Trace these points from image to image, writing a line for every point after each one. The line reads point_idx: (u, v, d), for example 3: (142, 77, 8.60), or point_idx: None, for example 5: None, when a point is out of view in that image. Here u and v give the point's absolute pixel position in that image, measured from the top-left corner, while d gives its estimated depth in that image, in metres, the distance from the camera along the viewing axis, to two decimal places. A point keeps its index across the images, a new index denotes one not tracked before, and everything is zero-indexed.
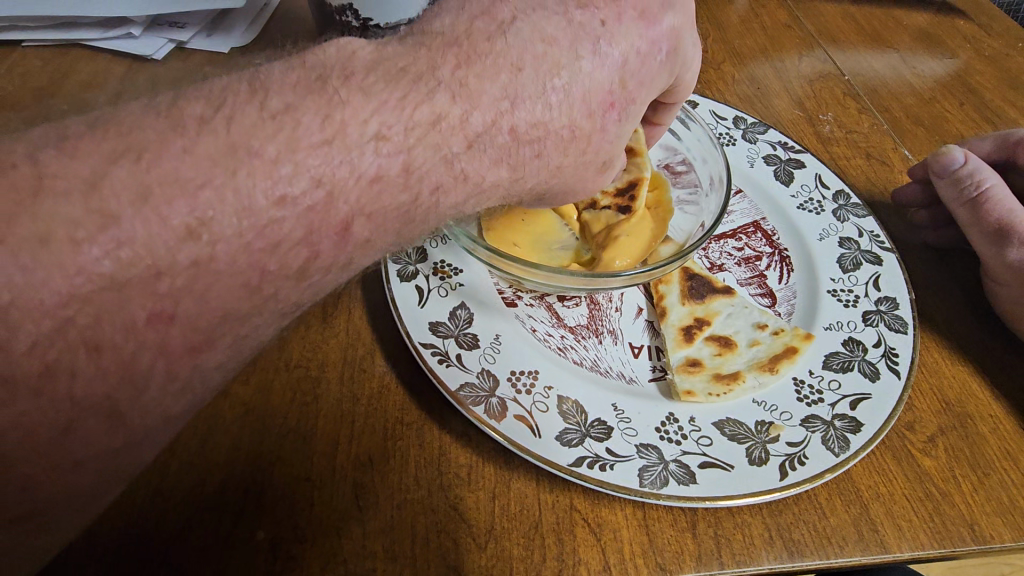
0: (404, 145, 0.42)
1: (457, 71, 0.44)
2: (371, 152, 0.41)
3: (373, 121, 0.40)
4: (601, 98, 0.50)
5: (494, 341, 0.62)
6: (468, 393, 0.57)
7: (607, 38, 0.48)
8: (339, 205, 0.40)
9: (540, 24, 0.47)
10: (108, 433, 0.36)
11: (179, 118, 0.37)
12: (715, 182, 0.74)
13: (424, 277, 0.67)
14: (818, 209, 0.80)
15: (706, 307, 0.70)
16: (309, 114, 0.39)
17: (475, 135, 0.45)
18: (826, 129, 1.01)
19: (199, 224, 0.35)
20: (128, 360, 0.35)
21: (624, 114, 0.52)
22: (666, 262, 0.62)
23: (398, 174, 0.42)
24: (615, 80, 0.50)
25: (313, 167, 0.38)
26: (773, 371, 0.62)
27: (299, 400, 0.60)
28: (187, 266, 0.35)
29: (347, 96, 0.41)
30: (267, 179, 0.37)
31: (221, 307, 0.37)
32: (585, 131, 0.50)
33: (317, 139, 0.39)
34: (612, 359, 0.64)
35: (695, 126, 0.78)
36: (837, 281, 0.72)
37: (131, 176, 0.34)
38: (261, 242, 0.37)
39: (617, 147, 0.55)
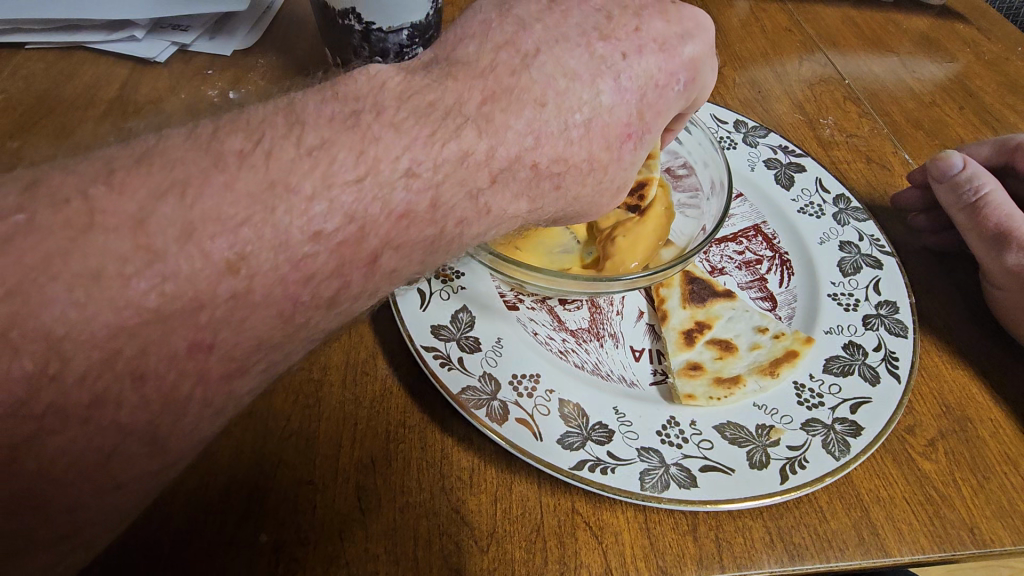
0: (433, 181, 0.43)
1: (484, 106, 0.46)
2: (402, 187, 0.41)
3: (404, 158, 0.41)
4: (619, 130, 0.51)
5: (496, 345, 0.62)
6: (470, 396, 0.57)
7: (626, 72, 0.50)
8: (369, 239, 0.40)
9: (563, 57, 0.49)
10: (150, 459, 0.36)
11: (220, 153, 0.37)
12: (715, 186, 0.74)
13: (426, 280, 0.67)
14: (818, 213, 0.80)
15: (706, 310, 0.71)
16: (344, 150, 0.40)
17: (498, 171, 0.46)
18: (826, 133, 1.01)
19: (239, 258, 0.36)
20: (170, 389, 0.35)
21: (640, 143, 0.53)
22: (666, 266, 0.62)
23: (426, 210, 0.42)
24: (633, 113, 0.51)
25: (347, 204, 0.39)
26: (773, 374, 0.63)
27: (301, 405, 0.60)
28: (228, 298, 0.36)
29: (374, 120, 0.42)
30: (303, 216, 0.38)
31: (256, 336, 0.37)
32: (603, 161, 0.52)
33: (351, 175, 0.39)
34: (613, 363, 0.65)
35: (696, 131, 0.79)
36: (837, 285, 0.72)
37: (177, 212, 0.35)
38: (297, 274, 0.38)
39: (635, 170, 0.55)
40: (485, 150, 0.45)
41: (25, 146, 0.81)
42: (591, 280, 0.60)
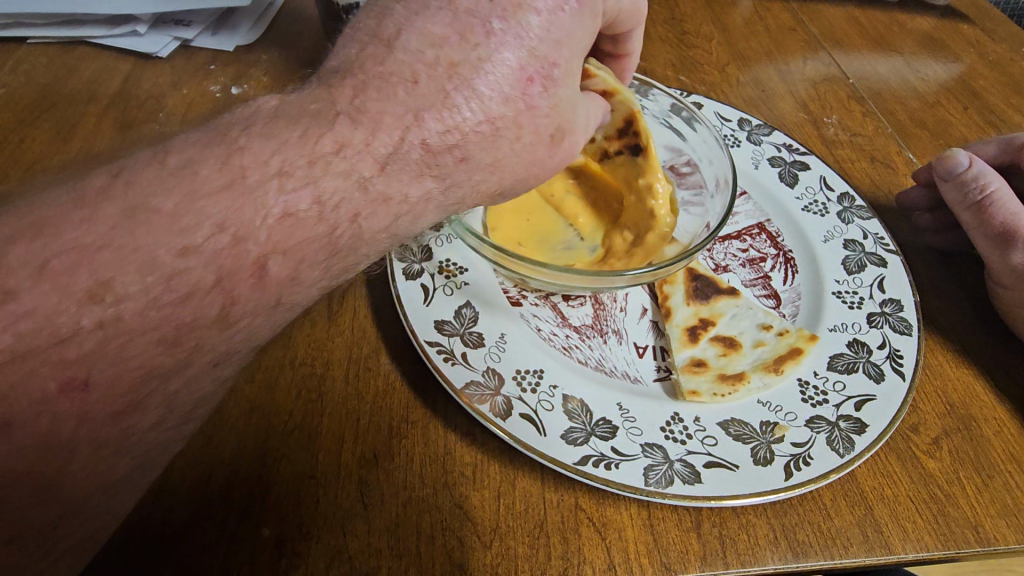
0: (310, 177, 0.41)
1: (355, 99, 0.43)
2: (275, 190, 0.40)
3: (273, 160, 0.41)
4: (515, 78, 0.46)
5: (500, 340, 0.62)
6: (474, 391, 0.57)
7: (498, 14, 0.45)
8: (247, 246, 0.40)
9: (427, 27, 0.44)
10: (40, 504, 0.38)
11: (82, 192, 0.39)
12: (720, 183, 0.74)
13: (430, 275, 0.67)
14: (822, 211, 0.80)
15: (710, 307, 0.70)
16: (208, 165, 0.40)
17: (385, 157, 0.43)
18: (830, 131, 1.01)
19: (101, 287, 0.37)
20: (48, 430, 0.37)
21: (548, 81, 0.48)
22: (672, 262, 0.62)
23: (309, 208, 0.41)
24: (522, 55, 0.46)
25: (214, 214, 0.39)
26: (778, 372, 0.62)
27: (303, 398, 0.60)
28: (93, 329, 0.37)
29: (252, 128, 0.42)
30: (168, 233, 0.38)
31: (141, 365, 0.38)
32: (510, 116, 0.47)
33: (216, 185, 0.40)
34: (617, 359, 0.64)
35: (701, 128, 0.78)
36: (841, 283, 0.72)
37: (29, 253, 0.36)
38: (170, 296, 0.38)
39: (560, 112, 0.50)
40: (362, 138, 0.43)
41: (27, 139, 0.81)
42: (595, 275, 0.60)
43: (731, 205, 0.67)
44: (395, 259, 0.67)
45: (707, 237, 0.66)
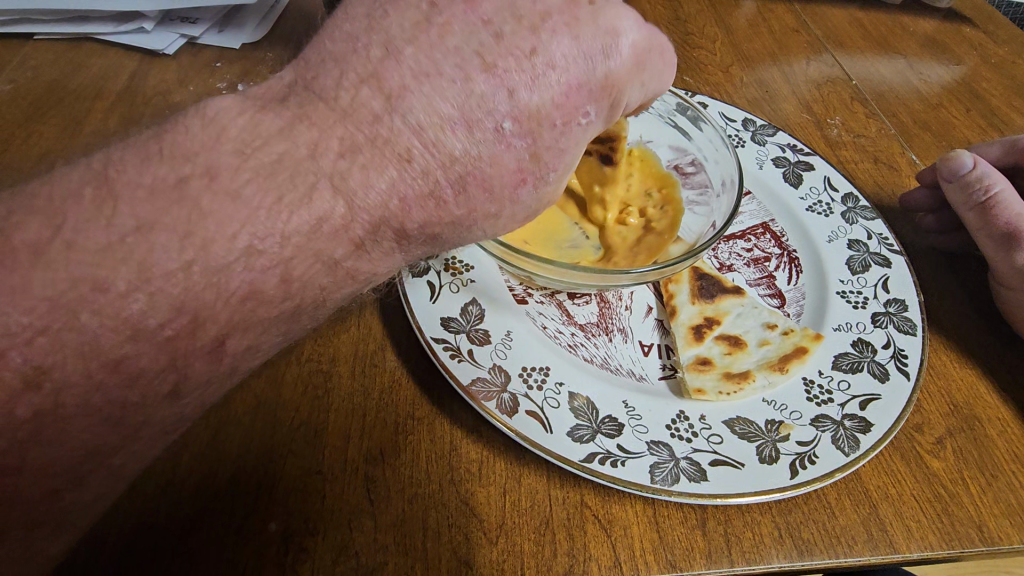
0: (280, 258, 0.39)
1: (341, 161, 0.39)
2: (241, 268, 0.38)
3: (242, 235, 0.37)
4: (511, 179, 0.45)
5: (506, 337, 0.62)
6: (480, 388, 0.57)
7: (512, 115, 0.42)
8: (206, 327, 0.38)
9: (434, 98, 0.40)
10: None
11: (10, 248, 0.35)
12: (726, 182, 0.74)
13: (436, 272, 0.67)
14: (827, 211, 0.80)
15: (715, 306, 0.71)
16: (164, 234, 0.36)
17: (361, 239, 0.41)
18: (833, 132, 1.01)
19: (40, 372, 0.35)
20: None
21: (540, 182, 0.47)
22: (677, 261, 0.62)
23: (275, 288, 0.39)
24: (525, 157, 0.45)
25: (172, 295, 0.36)
26: (783, 370, 0.62)
27: (310, 395, 0.60)
28: (29, 418, 0.35)
29: (217, 183, 0.38)
30: (116, 315, 0.36)
31: (84, 446, 0.37)
32: (488, 212, 0.46)
33: (174, 262, 0.36)
34: (623, 357, 0.65)
35: (707, 127, 0.79)
36: (845, 283, 0.72)
37: None
38: (117, 379, 0.36)
39: (545, 200, 0.49)
40: (342, 215, 0.40)
41: (33, 136, 0.81)
42: (602, 271, 0.60)
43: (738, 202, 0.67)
44: None
45: (713, 235, 0.66)
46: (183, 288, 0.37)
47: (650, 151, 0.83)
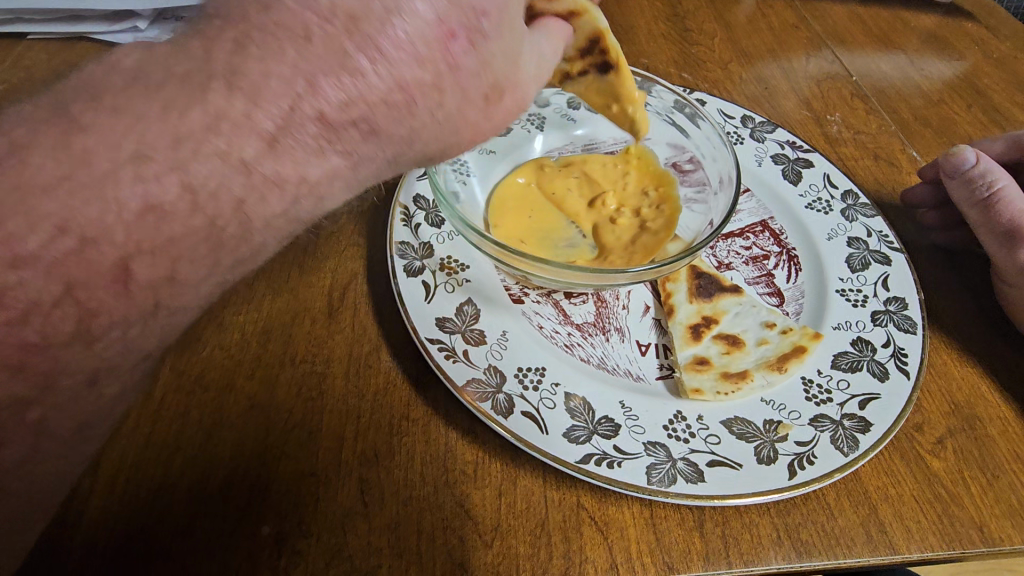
0: (178, 161, 0.37)
1: (232, 57, 0.37)
2: (133, 180, 0.36)
3: (129, 143, 0.36)
4: (436, 36, 0.40)
5: (502, 337, 0.62)
6: (475, 388, 0.57)
7: None
8: (105, 248, 0.36)
9: None
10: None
11: None
12: (724, 179, 0.73)
13: (431, 272, 0.67)
14: (826, 209, 0.80)
15: (713, 305, 0.69)
16: (43, 155, 0.36)
17: (271, 133, 0.38)
18: (834, 129, 1.00)
19: None
20: None
21: (478, 38, 0.43)
22: (674, 259, 0.61)
23: (181, 200, 0.37)
24: (440, 3, 0.40)
25: (55, 213, 0.35)
26: (782, 370, 0.61)
27: (304, 395, 0.60)
28: None
29: (98, 102, 0.37)
30: None
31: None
32: (433, 80, 0.42)
33: (57, 178, 0.35)
34: (619, 357, 0.64)
35: (705, 125, 0.78)
36: (845, 281, 0.72)
37: None
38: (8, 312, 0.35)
39: (496, 68, 0.45)
40: (241, 108, 0.37)
41: None
42: (597, 271, 0.59)
43: (736, 198, 0.66)
44: (396, 256, 0.67)
45: (710, 234, 0.65)
46: (67, 205, 0.35)
47: (647, 149, 0.82)
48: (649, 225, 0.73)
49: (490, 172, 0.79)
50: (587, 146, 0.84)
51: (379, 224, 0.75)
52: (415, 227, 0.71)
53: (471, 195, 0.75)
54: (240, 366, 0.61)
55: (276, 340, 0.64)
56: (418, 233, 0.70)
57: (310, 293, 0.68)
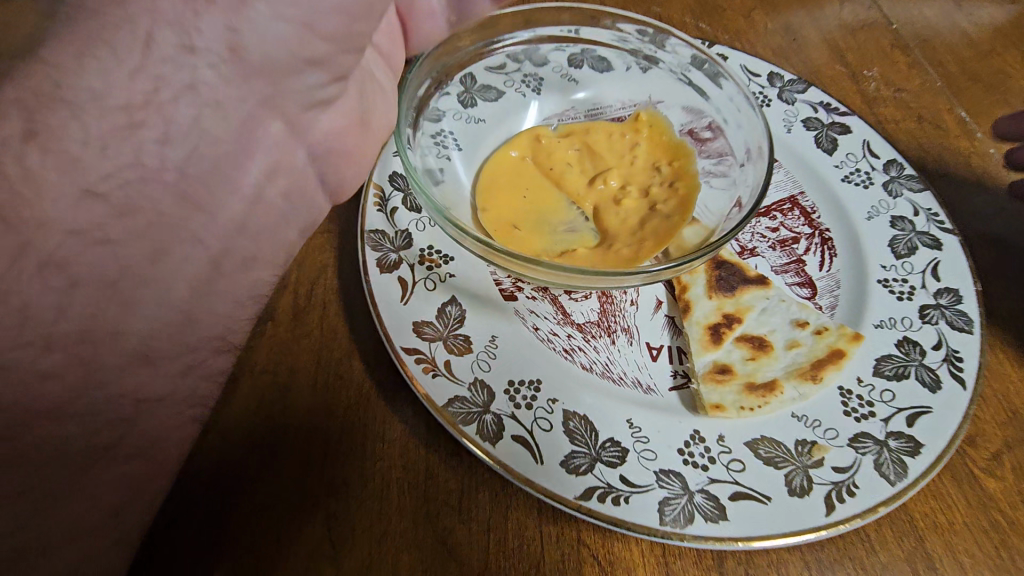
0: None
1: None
2: None
3: None
4: None
5: (490, 345, 0.53)
6: (458, 409, 0.49)
7: None
8: None
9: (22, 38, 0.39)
10: None
11: None
12: (754, 150, 0.62)
13: (409, 266, 0.57)
14: (866, 182, 0.69)
15: (736, 300, 0.59)
16: None
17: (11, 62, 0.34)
18: (870, 86, 0.88)
19: None
20: None
21: None
22: (691, 257, 0.49)
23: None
24: None
25: None
26: (816, 380, 0.53)
27: (266, 409, 0.52)
28: None
29: None
30: None
31: None
32: None
33: None
34: (627, 364, 0.55)
35: (728, 84, 0.67)
36: (888, 270, 0.62)
37: None
38: None
39: None
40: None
41: None
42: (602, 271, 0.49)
43: (770, 173, 0.55)
44: (368, 248, 0.58)
45: (734, 221, 0.55)
46: None
47: (660, 116, 0.71)
48: (663, 206, 0.62)
49: (477, 146, 0.68)
50: (590, 111, 0.73)
51: (352, 208, 0.65)
52: (390, 212, 0.61)
53: (454, 173, 0.65)
54: None
55: None
56: (394, 219, 0.61)
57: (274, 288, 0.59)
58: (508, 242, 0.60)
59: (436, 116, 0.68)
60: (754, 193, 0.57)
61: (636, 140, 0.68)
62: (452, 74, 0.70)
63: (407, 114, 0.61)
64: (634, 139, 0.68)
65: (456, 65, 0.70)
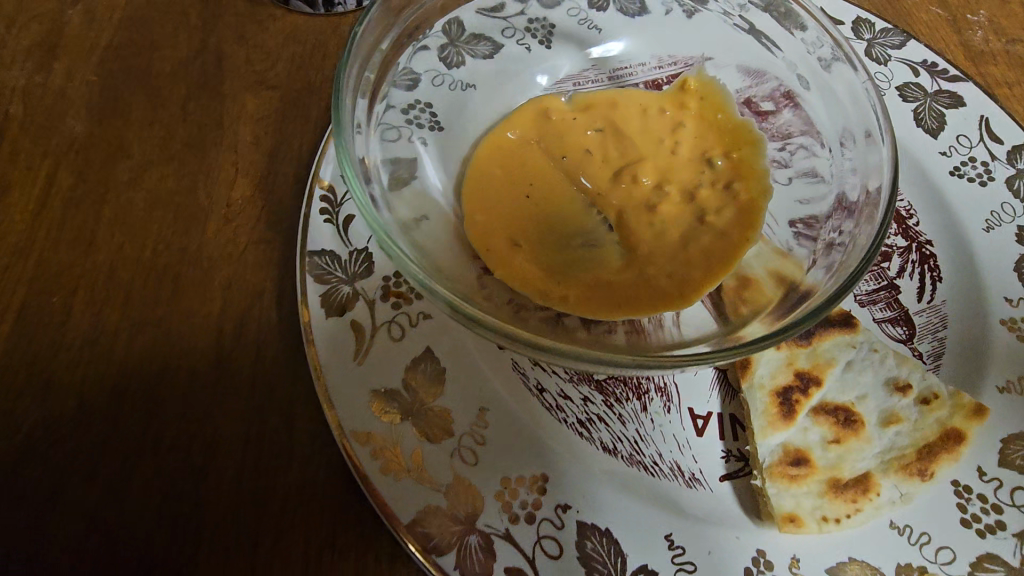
0: None
1: None
2: None
3: None
4: None
5: (478, 422, 0.39)
6: (433, 526, 0.35)
7: None
8: None
9: None
10: None
11: None
12: (852, 131, 0.45)
13: (368, 303, 0.42)
14: (984, 177, 0.51)
15: (813, 351, 0.43)
16: None
17: None
18: (978, 36, 0.68)
19: None
20: None
21: None
22: (765, 339, 0.32)
23: None
24: None
25: None
26: (925, 476, 0.39)
27: (174, 507, 0.39)
28: None
29: None
30: None
31: None
32: None
33: None
34: (664, 440, 0.41)
35: (812, 31, 0.48)
36: (1015, 306, 0.46)
37: None
38: None
39: None
40: None
41: None
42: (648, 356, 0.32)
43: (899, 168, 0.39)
44: (311, 278, 0.42)
45: (849, 252, 0.39)
46: None
47: (712, 82, 0.52)
48: (721, 214, 0.45)
49: (464, 124, 0.50)
50: (616, 72, 0.55)
51: (297, 209, 0.49)
52: (344, 222, 0.45)
53: (431, 164, 0.47)
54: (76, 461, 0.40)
55: (133, 409, 0.41)
56: (347, 233, 0.44)
57: (188, 327, 0.44)
58: (504, 269, 0.43)
59: (407, 81, 0.49)
60: (872, 196, 0.41)
61: (681, 117, 0.50)
62: (429, 22, 0.51)
63: (360, 81, 0.42)
64: (678, 116, 0.50)
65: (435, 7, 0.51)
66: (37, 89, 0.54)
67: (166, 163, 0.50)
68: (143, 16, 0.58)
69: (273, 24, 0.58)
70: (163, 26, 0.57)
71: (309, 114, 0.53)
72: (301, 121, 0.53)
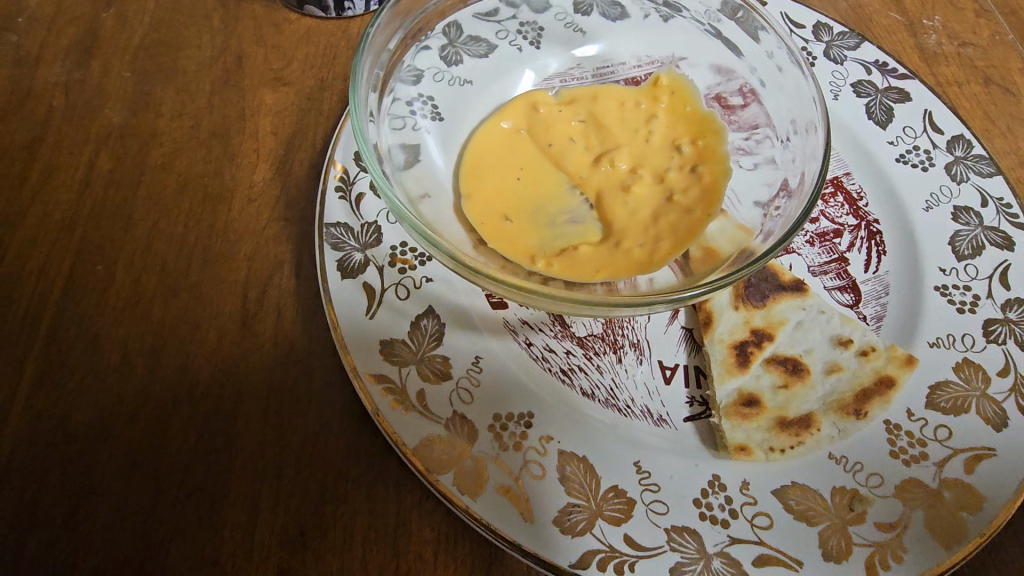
0: None
1: None
2: None
3: None
4: None
5: (473, 367, 0.45)
6: (433, 452, 0.40)
7: None
8: None
9: None
10: None
11: None
12: (800, 123, 0.52)
13: (377, 269, 0.48)
14: (926, 163, 0.58)
15: (767, 312, 0.49)
16: None
17: None
18: (931, 40, 0.74)
19: None
20: None
21: None
22: (710, 285, 0.39)
23: None
24: None
25: None
26: (860, 415, 0.45)
27: (205, 445, 0.44)
28: None
29: None
30: None
31: None
32: None
33: None
34: (636, 387, 0.47)
35: (769, 36, 0.55)
36: (948, 274, 0.52)
37: None
38: None
39: None
40: None
41: None
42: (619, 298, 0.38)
43: (828, 153, 0.46)
44: (328, 246, 0.48)
45: (783, 224, 0.46)
46: None
47: (683, 78, 0.59)
48: (689, 192, 0.51)
49: (462, 115, 0.56)
50: (599, 70, 0.61)
51: (312, 190, 0.55)
52: (355, 199, 0.51)
53: (432, 150, 0.53)
54: (117, 408, 0.45)
55: (169, 361, 0.47)
56: (359, 209, 0.50)
57: (217, 292, 0.50)
58: (496, 238, 0.49)
59: (411, 77, 0.56)
60: (806, 181, 0.47)
61: (655, 109, 0.56)
62: (431, 24, 0.57)
63: (372, 76, 0.49)
64: (653, 108, 0.56)
65: (437, 11, 0.58)
66: (76, 83, 0.59)
67: (195, 149, 0.56)
68: (171, 20, 0.64)
69: (289, 27, 0.64)
70: (189, 29, 0.63)
71: (322, 108, 0.59)
72: (315, 114, 0.59)
